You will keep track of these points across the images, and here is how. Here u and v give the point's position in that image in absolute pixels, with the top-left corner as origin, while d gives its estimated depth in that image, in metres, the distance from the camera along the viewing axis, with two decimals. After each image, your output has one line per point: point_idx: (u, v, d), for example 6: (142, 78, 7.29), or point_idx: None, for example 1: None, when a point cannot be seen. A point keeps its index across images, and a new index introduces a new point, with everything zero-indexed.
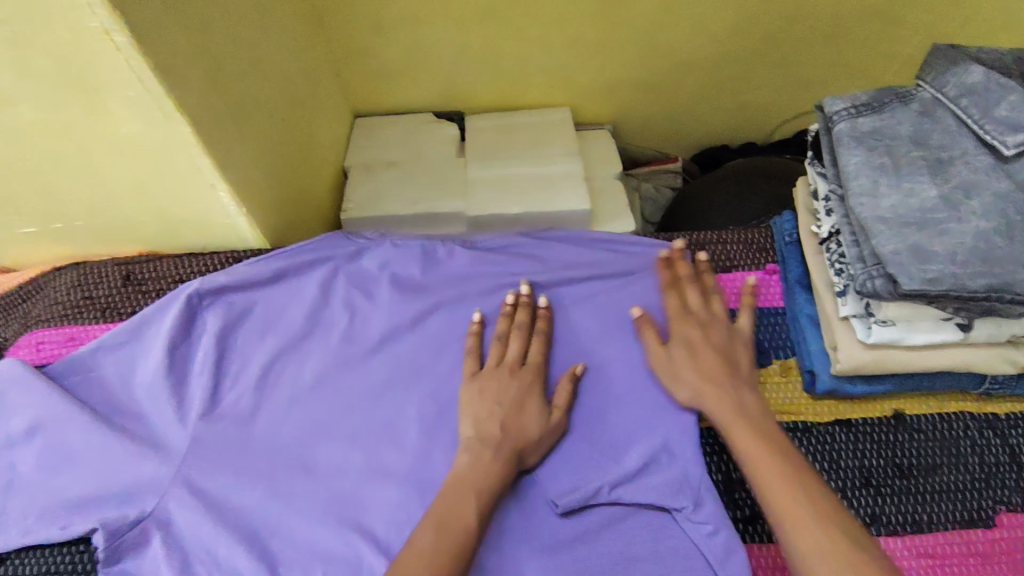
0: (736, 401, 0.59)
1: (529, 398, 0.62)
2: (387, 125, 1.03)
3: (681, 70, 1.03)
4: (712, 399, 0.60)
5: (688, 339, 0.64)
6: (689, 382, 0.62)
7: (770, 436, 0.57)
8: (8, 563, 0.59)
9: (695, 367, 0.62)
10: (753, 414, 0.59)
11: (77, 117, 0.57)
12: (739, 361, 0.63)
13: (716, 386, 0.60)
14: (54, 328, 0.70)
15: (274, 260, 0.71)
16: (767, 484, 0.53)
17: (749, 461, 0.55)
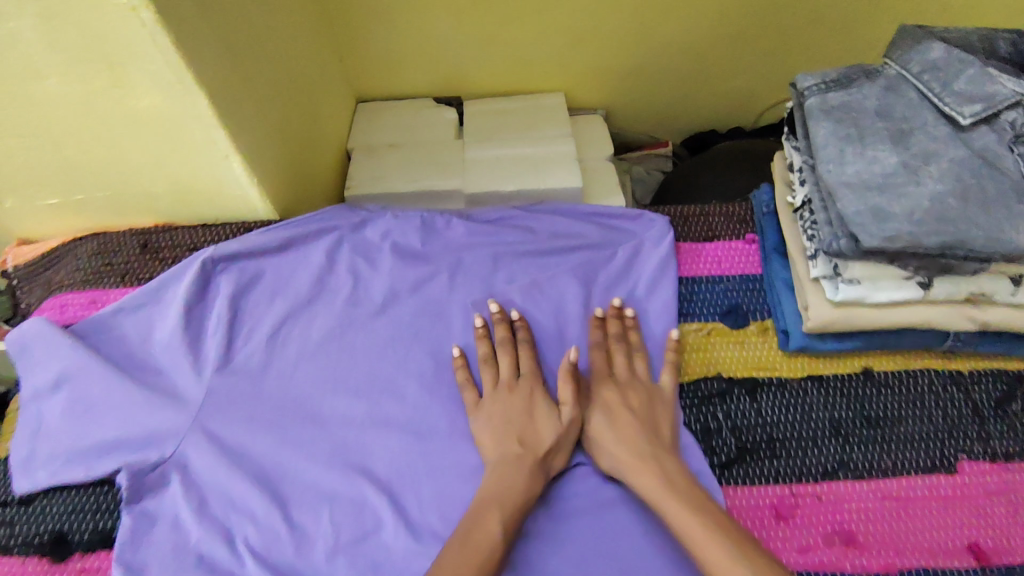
0: (655, 464, 0.60)
1: (533, 412, 0.65)
2: (388, 109, 1.08)
3: (671, 56, 1.07)
4: (633, 462, 0.61)
5: (608, 405, 0.66)
6: (609, 449, 0.63)
7: (691, 494, 0.58)
8: (35, 503, 0.63)
9: (616, 433, 0.63)
10: (674, 473, 0.60)
11: (101, 90, 0.61)
12: (658, 422, 0.65)
13: (637, 450, 0.62)
14: (77, 292, 0.74)
15: (283, 230, 0.76)
16: (696, 538, 0.54)
17: (673, 516, 0.56)
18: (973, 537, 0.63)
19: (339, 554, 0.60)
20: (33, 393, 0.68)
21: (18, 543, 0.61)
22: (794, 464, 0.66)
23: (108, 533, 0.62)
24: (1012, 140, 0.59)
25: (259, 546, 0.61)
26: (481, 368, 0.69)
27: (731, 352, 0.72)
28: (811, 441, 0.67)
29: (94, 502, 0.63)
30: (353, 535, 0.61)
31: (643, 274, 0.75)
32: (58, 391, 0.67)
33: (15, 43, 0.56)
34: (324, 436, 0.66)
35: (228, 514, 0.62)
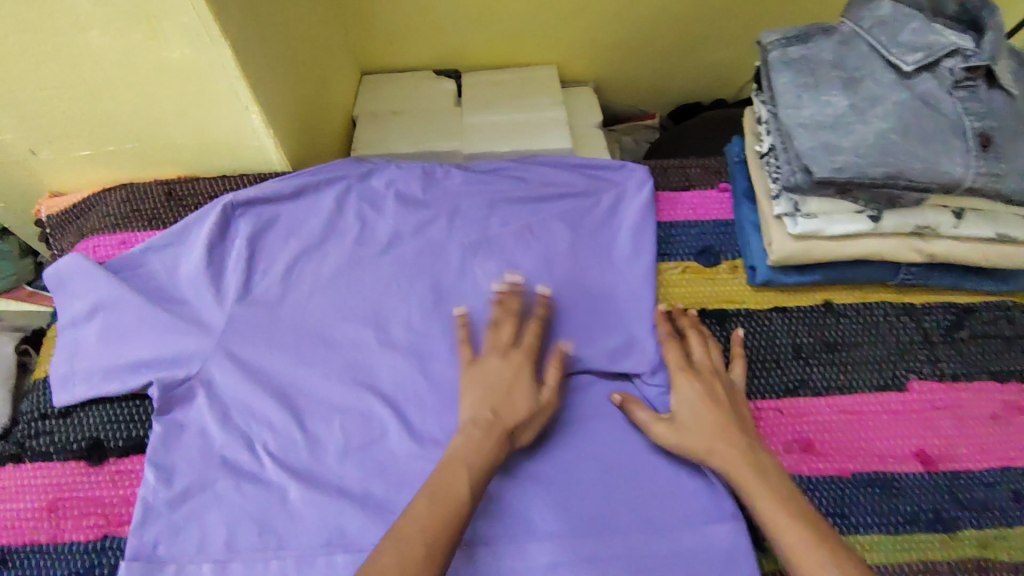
0: (751, 459, 0.62)
1: (512, 381, 0.67)
2: (390, 80, 1.15)
3: (656, 30, 1.15)
4: (731, 453, 0.63)
5: (699, 392, 0.67)
6: (702, 437, 0.64)
7: (788, 494, 0.60)
8: (74, 415, 0.70)
9: (705, 423, 0.65)
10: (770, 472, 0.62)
11: (137, 43, 0.69)
12: (744, 420, 0.67)
13: (736, 444, 0.63)
14: (109, 234, 0.82)
15: (296, 178, 0.83)
16: (784, 533, 0.57)
17: (767, 516, 0.58)
18: (920, 445, 0.71)
19: (349, 456, 0.68)
20: (70, 321, 0.75)
21: (58, 449, 0.68)
22: (760, 382, 0.73)
23: (141, 440, 0.69)
24: (952, 85, 0.67)
25: (277, 450, 0.68)
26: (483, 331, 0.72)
27: (704, 286, 0.79)
28: (775, 363, 0.74)
29: (127, 414, 0.70)
30: (362, 440, 0.68)
31: (626, 218, 0.82)
32: (93, 319, 0.74)
33: None
34: (336, 357, 0.73)
35: (249, 423, 0.69)
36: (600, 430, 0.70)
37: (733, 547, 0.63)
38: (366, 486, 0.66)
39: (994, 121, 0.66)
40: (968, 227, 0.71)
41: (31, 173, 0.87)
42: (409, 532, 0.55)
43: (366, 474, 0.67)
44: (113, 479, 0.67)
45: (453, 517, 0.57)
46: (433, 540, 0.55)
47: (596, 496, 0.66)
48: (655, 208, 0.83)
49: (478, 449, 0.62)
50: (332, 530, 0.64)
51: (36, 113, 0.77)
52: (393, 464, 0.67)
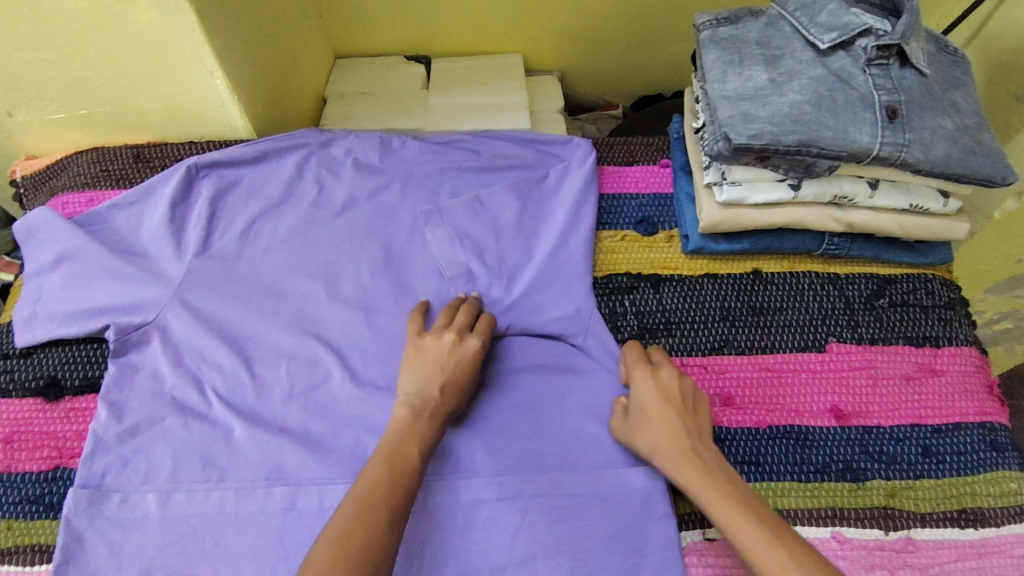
0: (697, 461, 0.63)
1: (460, 366, 0.69)
2: (363, 64, 1.20)
3: (618, 22, 1.20)
4: (678, 458, 0.63)
5: (644, 396, 0.68)
6: (650, 444, 0.65)
7: (735, 491, 0.60)
8: (34, 356, 0.74)
9: (656, 423, 0.66)
10: (717, 472, 0.62)
11: (108, 5, 0.73)
12: (696, 418, 0.67)
13: (679, 444, 0.64)
14: (78, 192, 0.86)
15: (259, 144, 0.87)
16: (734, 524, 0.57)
17: (721, 516, 0.58)
18: (835, 401, 0.74)
19: (293, 399, 0.71)
20: (35, 270, 0.79)
21: (16, 388, 0.72)
22: (687, 341, 0.77)
23: (96, 380, 0.72)
24: (866, 62, 0.73)
25: (225, 392, 0.72)
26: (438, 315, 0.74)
27: (640, 253, 0.83)
28: (702, 324, 0.78)
29: (85, 356, 0.74)
30: (306, 384, 0.72)
31: (570, 188, 0.86)
32: (56, 269, 0.78)
33: None
34: (287, 309, 0.77)
35: (199, 369, 0.73)
36: (534, 383, 0.74)
37: (650, 489, 0.68)
38: (308, 425, 0.70)
39: (902, 96, 0.72)
40: (883, 197, 0.76)
41: (8, 135, 0.91)
42: (376, 494, 0.57)
43: (307, 416, 0.71)
44: (67, 415, 0.70)
45: (405, 488, 0.59)
46: (397, 499, 0.57)
47: (523, 439, 0.70)
48: (597, 181, 0.87)
49: (428, 420, 0.65)
50: (271, 465, 0.67)
51: (12, 73, 0.82)
52: (335, 407, 0.71)
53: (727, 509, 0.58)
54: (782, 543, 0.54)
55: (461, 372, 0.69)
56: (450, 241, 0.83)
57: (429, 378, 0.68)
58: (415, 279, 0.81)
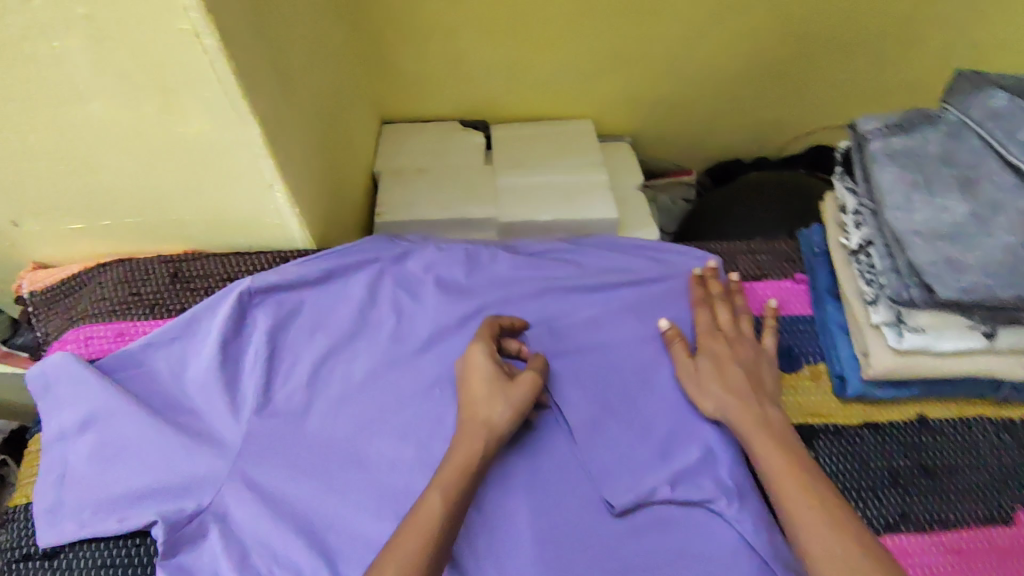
0: (764, 419, 0.62)
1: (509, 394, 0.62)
2: (416, 133, 1.05)
3: (701, 87, 1.07)
4: (745, 410, 0.62)
5: (719, 356, 0.67)
6: (717, 396, 0.64)
7: (798, 459, 0.58)
8: (60, 557, 0.59)
9: (732, 379, 0.65)
10: (780, 433, 0.61)
11: (149, 115, 0.58)
12: (765, 379, 0.65)
13: (748, 401, 0.63)
14: (103, 323, 0.70)
15: (323, 261, 0.73)
16: (784, 486, 0.56)
17: (777, 480, 0.57)
18: None
19: None
20: (58, 436, 0.63)
21: None
22: (856, 515, 0.64)
23: None
24: None
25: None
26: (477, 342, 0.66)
27: (785, 396, 0.70)
28: (871, 492, 0.65)
29: (129, 557, 0.59)
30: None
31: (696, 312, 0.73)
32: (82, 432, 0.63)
33: (61, 63, 0.54)
34: (371, 487, 0.62)
35: (268, 571, 0.57)
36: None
37: None
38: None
39: None
40: None
41: (12, 245, 0.75)
42: None
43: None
44: None
45: None
46: None
47: None
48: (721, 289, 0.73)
49: (461, 471, 0.57)
50: None
51: (22, 183, 0.66)
52: None
53: (786, 471, 0.57)
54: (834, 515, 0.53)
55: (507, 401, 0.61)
56: (561, 385, 0.69)
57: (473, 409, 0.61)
58: (517, 438, 0.67)
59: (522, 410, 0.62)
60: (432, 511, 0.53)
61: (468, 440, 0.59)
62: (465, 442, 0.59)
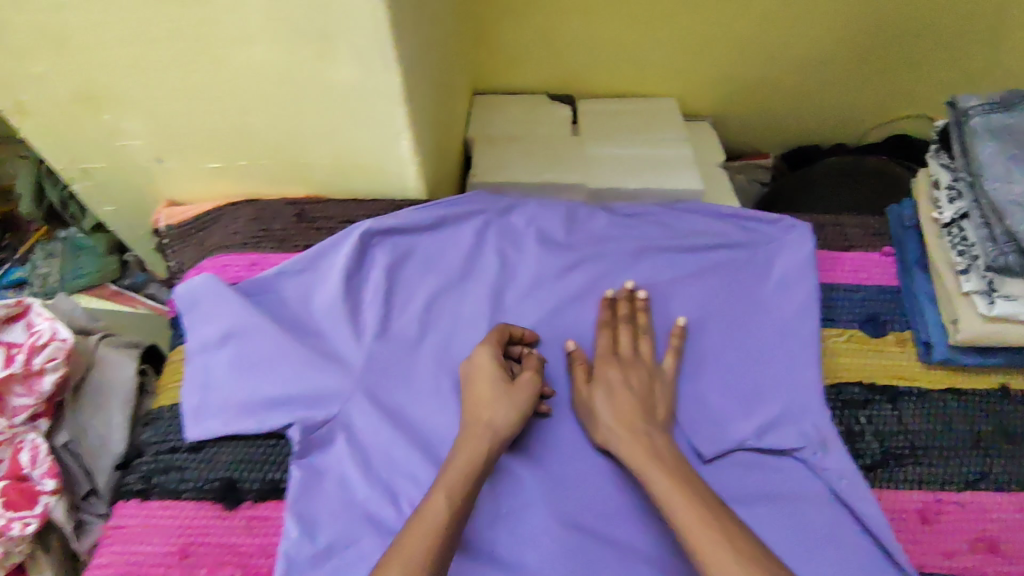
0: (651, 446, 0.61)
1: (506, 396, 0.63)
2: (506, 103, 1.10)
3: (786, 71, 1.10)
4: (632, 445, 0.61)
5: (610, 383, 0.66)
6: (606, 427, 0.63)
7: (693, 483, 0.57)
8: (205, 451, 0.66)
9: (624, 406, 0.64)
10: (671, 459, 0.60)
11: (303, 61, 0.64)
12: (656, 405, 0.66)
13: (627, 423, 0.63)
14: (237, 254, 0.77)
15: (434, 209, 0.79)
16: (669, 503, 0.55)
17: (676, 513, 0.54)
18: None
19: (499, 522, 0.62)
20: (201, 346, 0.70)
21: (186, 487, 0.63)
22: (936, 470, 0.67)
23: (277, 484, 0.64)
24: None
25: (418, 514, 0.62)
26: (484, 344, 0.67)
27: (869, 358, 0.73)
28: (953, 452, 0.68)
29: (265, 455, 0.65)
30: (515, 497, 0.64)
31: (785, 274, 0.76)
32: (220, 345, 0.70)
33: (235, 9, 0.59)
34: None
35: (390, 477, 0.64)
36: (771, 516, 0.64)
37: None
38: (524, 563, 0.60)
39: None
40: None
41: (151, 180, 0.83)
42: None
43: (505, 538, 0.61)
44: (247, 525, 0.62)
45: None
46: None
47: None
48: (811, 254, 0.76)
49: (465, 470, 0.58)
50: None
51: (173, 120, 0.73)
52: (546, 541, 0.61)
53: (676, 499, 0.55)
54: (732, 538, 0.51)
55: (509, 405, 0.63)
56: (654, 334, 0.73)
57: (476, 411, 0.63)
58: None
59: (525, 409, 0.63)
60: (436, 508, 0.54)
61: (475, 440, 0.60)
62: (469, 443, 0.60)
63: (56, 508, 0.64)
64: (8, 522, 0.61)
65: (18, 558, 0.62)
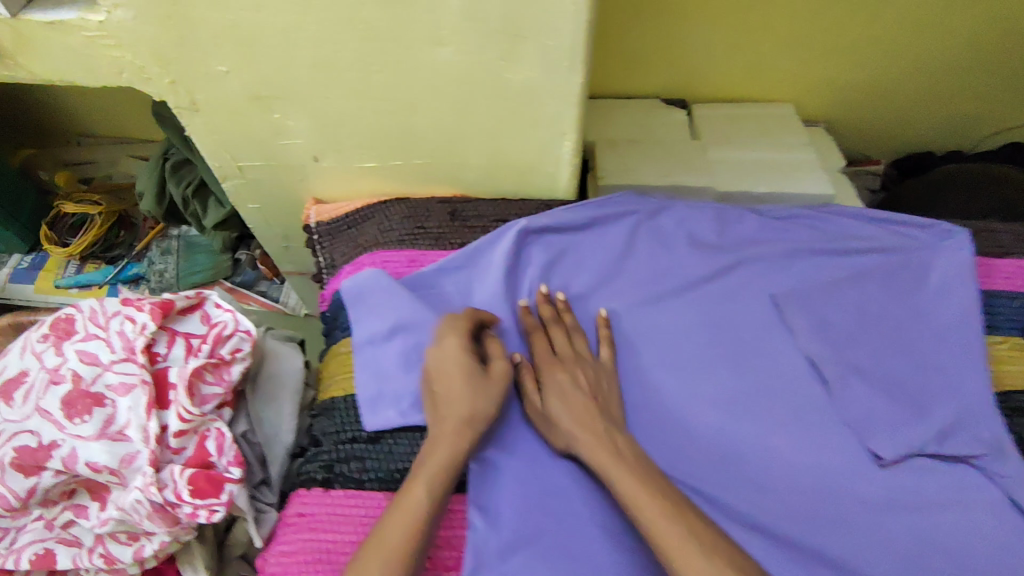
0: (612, 444, 0.61)
1: (479, 386, 0.64)
2: (623, 107, 1.11)
3: (907, 77, 1.09)
4: (595, 441, 0.61)
5: (562, 382, 0.66)
6: (566, 431, 0.63)
7: (653, 478, 0.58)
8: (383, 442, 0.67)
9: (575, 406, 0.64)
10: (634, 459, 0.60)
11: (488, 63, 0.65)
12: (605, 398, 0.66)
13: (594, 425, 0.62)
14: (395, 250, 0.79)
15: (586, 210, 0.80)
16: (638, 503, 0.56)
17: (647, 521, 0.55)
18: None
19: None
20: (368, 340, 0.72)
21: (370, 476, 0.65)
22: None
23: (457, 477, 0.65)
24: None
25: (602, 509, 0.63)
26: (451, 336, 0.67)
27: None
28: None
29: None
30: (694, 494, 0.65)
31: (946, 277, 0.75)
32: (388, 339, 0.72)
33: (436, 9, 0.60)
34: (648, 411, 0.70)
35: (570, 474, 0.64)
36: (952, 521, 0.64)
37: None
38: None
39: None
40: None
41: (302, 178, 0.85)
42: None
43: None
44: None
45: None
46: None
47: None
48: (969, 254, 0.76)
49: (447, 465, 0.59)
50: None
51: (340, 120, 0.75)
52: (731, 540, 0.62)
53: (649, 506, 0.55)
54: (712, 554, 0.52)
55: (487, 397, 0.63)
56: (818, 338, 0.72)
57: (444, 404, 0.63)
58: (778, 381, 0.71)
59: (499, 403, 0.64)
60: (417, 501, 0.56)
61: (454, 437, 0.61)
62: (448, 440, 0.61)
63: (241, 496, 0.66)
64: (196, 508, 0.64)
65: (185, 539, 0.69)
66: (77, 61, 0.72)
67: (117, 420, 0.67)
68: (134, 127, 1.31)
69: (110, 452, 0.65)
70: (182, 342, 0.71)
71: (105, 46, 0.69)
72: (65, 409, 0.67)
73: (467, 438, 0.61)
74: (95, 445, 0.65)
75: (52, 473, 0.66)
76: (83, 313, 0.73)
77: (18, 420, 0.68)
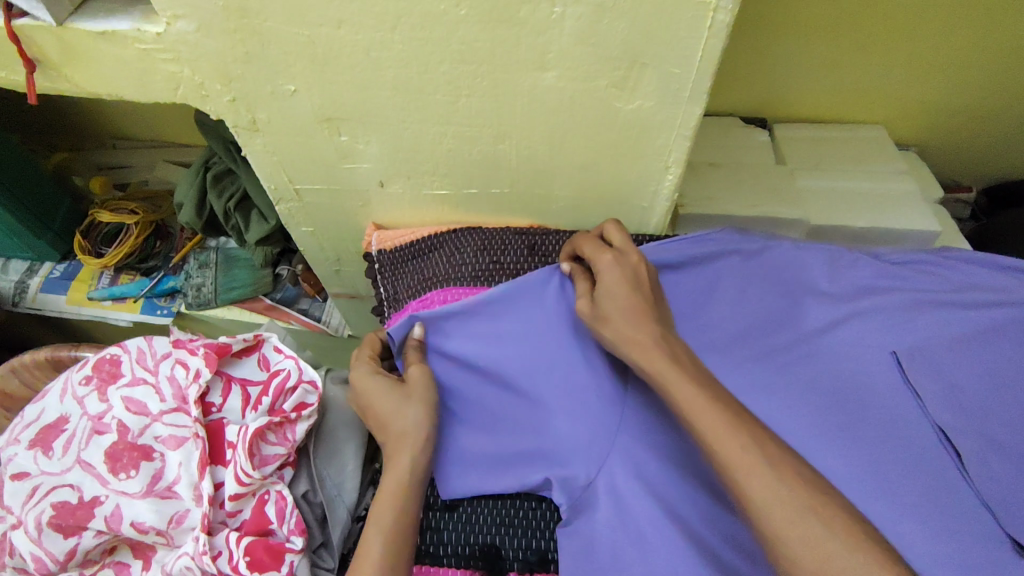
0: (671, 351, 0.55)
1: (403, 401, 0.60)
2: (702, 125, 1.02)
3: (1018, 100, 1.00)
4: (646, 345, 0.55)
5: (619, 268, 0.61)
6: (624, 334, 0.57)
7: (709, 384, 0.52)
8: (460, 509, 0.62)
9: (625, 303, 0.58)
10: (694, 368, 0.54)
11: (594, 89, 0.58)
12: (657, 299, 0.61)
13: (650, 329, 0.56)
14: (469, 288, 0.72)
15: (681, 247, 0.73)
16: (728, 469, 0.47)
17: None
18: None
19: None
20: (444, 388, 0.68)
21: (448, 552, 0.60)
22: None
23: (545, 555, 0.60)
24: None
25: None
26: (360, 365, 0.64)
27: None
28: None
29: (530, 520, 0.61)
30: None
31: None
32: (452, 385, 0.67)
33: (544, 31, 0.53)
34: None
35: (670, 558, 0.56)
36: None
37: None
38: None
39: None
40: None
41: (365, 204, 0.78)
42: None
43: None
44: None
45: None
46: None
47: None
48: None
49: (395, 497, 0.55)
50: None
51: (416, 145, 0.68)
52: None
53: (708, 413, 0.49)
54: (781, 465, 0.46)
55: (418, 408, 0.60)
56: (950, 404, 0.64)
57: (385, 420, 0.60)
58: (906, 454, 0.62)
59: (433, 407, 0.61)
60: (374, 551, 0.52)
61: (397, 455, 0.58)
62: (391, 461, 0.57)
63: (302, 567, 0.59)
64: None
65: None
66: (131, 75, 0.65)
67: (166, 476, 0.61)
68: (175, 133, 1.25)
69: (157, 513, 0.59)
70: (238, 391, 0.65)
71: (162, 60, 0.62)
72: (109, 462, 0.60)
73: (410, 454, 0.57)
74: (141, 504, 0.59)
75: (93, 534, 0.59)
76: (129, 353, 0.66)
77: (57, 473, 0.61)
